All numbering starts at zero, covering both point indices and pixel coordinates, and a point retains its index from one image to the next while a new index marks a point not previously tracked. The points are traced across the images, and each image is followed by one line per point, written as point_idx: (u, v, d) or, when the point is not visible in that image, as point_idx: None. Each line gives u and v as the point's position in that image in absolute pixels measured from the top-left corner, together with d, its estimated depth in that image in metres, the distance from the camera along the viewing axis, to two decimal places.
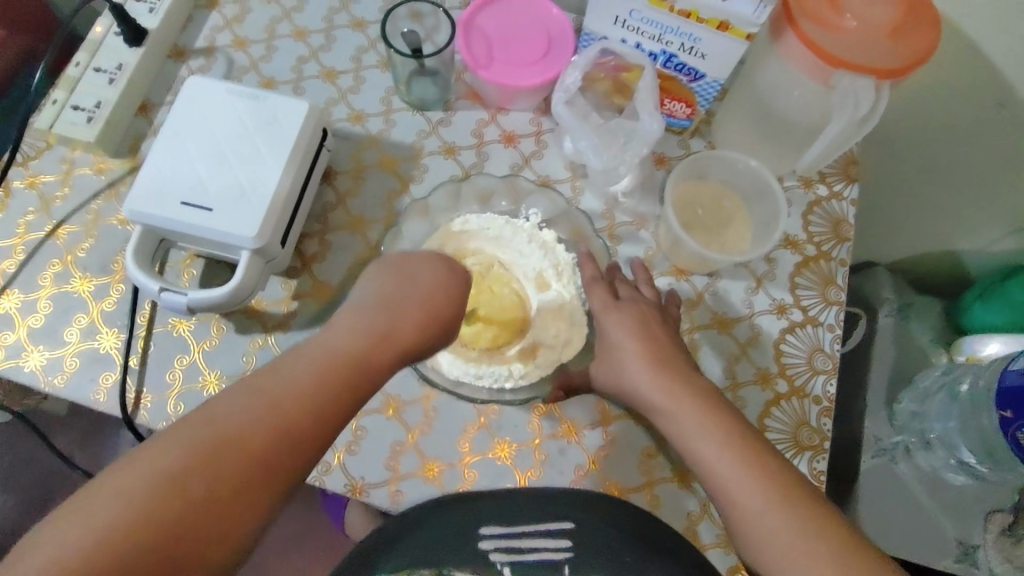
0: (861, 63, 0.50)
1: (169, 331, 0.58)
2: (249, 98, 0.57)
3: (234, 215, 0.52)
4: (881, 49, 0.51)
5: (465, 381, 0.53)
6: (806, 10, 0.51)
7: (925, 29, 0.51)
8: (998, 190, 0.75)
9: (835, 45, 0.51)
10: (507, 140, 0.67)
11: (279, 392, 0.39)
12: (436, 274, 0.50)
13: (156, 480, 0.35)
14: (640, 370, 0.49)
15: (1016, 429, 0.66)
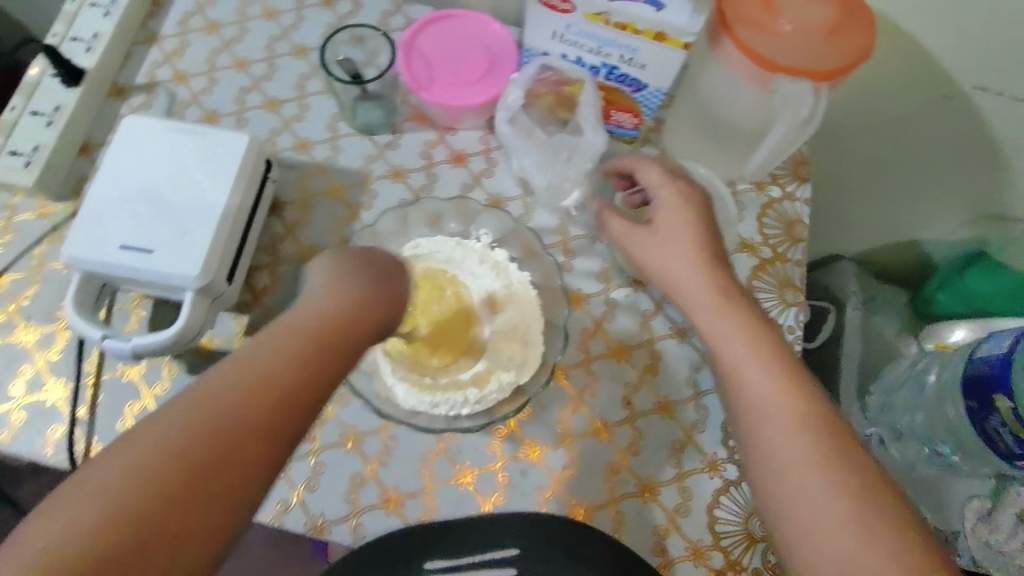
0: (797, 67, 0.50)
1: (118, 377, 0.57)
2: (187, 133, 0.55)
3: (176, 254, 0.51)
4: (817, 50, 0.50)
5: (422, 410, 0.52)
6: (742, 17, 0.51)
7: (862, 28, 0.50)
8: (955, 179, 0.76)
9: (772, 50, 0.50)
10: (456, 160, 0.67)
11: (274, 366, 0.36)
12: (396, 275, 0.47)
13: (149, 459, 0.32)
14: (704, 310, 0.49)
15: (985, 419, 0.65)
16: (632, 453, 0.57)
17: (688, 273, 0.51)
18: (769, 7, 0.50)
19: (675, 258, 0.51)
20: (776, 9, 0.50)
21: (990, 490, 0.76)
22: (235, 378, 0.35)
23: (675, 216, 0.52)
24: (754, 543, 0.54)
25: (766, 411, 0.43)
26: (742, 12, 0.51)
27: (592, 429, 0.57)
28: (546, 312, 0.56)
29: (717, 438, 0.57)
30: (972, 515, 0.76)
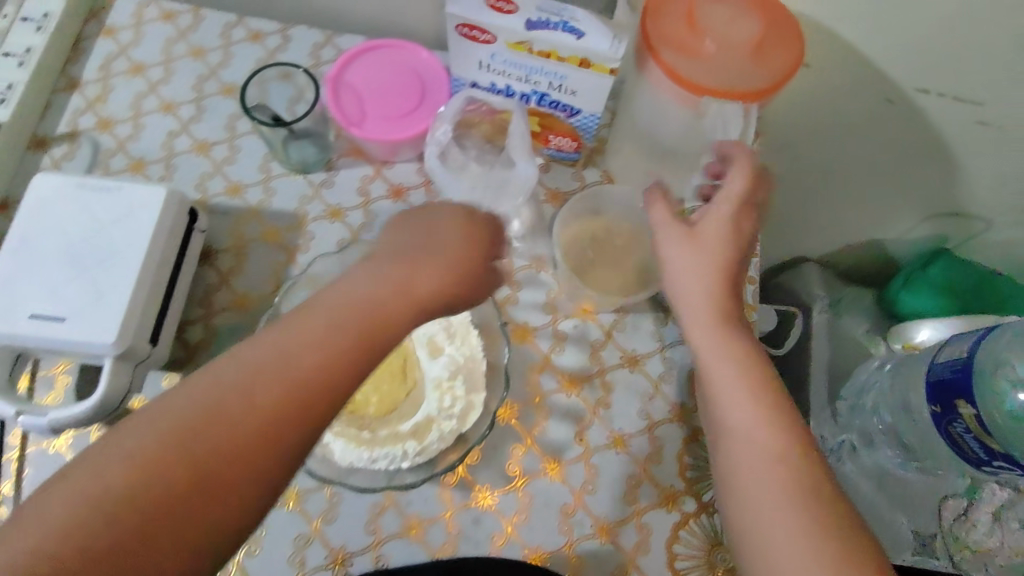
0: (726, 89, 0.48)
1: (44, 449, 0.54)
2: (101, 190, 0.53)
3: (91, 320, 0.49)
4: (744, 68, 0.49)
5: (360, 466, 0.49)
6: (664, 40, 0.49)
7: (785, 41, 0.49)
8: (911, 180, 0.75)
9: (699, 73, 0.49)
10: (395, 194, 0.64)
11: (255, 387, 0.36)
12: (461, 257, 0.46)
13: (208, 406, 0.35)
14: (702, 335, 0.47)
15: (949, 424, 0.60)
16: (588, 492, 0.55)
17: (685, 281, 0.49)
18: (691, 27, 0.49)
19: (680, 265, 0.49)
20: (699, 29, 0.49)
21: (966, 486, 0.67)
22: (274, 357, 0.37)
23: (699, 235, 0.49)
24: None
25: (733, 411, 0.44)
26: (665, 35, 0.49)
27: (545, 469, 0.55)
28: (487, 351, 0.54)
29: (673, 471, 0.56)
30: (949, 516, 0.67)
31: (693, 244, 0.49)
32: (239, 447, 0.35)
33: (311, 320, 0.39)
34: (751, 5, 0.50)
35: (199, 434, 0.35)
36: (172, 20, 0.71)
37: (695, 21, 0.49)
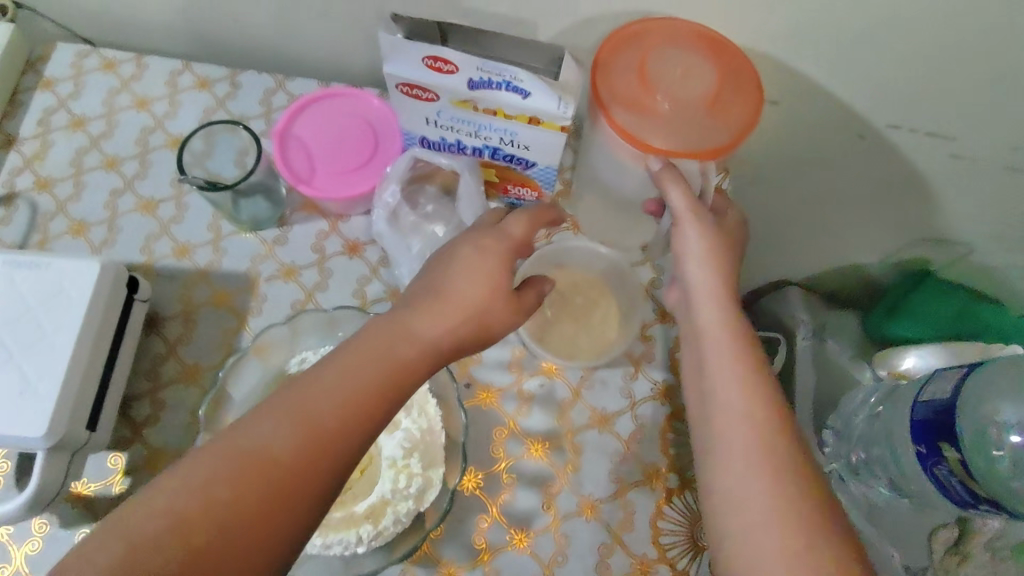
0: (680, 149, 0.46)
1: None
2: (30, 268, 0.51)
3: (20, 410, 0.46)
4: (700, 125, 0.47)
5: (314, 552, 0.47)
6: (615, 97, 0.47)
7: (743, 94, 0.47)
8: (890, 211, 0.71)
9: (651, 131, 0.47)
10: (351, 250, 0.62)
11: (256, 465, 0.35)
12: (484, 291, 0.44)
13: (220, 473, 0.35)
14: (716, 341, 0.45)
15: (933, 466, 0.57)
16: (557, 564, 0.52)
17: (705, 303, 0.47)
18: (643, 83, 0.47)
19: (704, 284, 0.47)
20: (650, 85, 0.47)
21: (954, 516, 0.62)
22: (292, 418, 0.37)
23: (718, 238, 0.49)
24: None
25: (733, 456, 0.41)
26: (616, 91, 0.47)
27: (511, 541, 0.53)
28: (446, 422, 0.51)
29: (646, 537, 0.53)
30: (940, 551, 0.62)
31: (717, 260, 0.48)
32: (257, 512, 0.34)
33: (316, 384, 0.38)
34: (708, 57, 0.47)
35: (199, 514, 0.34)
36: (113, 70, 0.68)
37: (647, 76, 0.47)
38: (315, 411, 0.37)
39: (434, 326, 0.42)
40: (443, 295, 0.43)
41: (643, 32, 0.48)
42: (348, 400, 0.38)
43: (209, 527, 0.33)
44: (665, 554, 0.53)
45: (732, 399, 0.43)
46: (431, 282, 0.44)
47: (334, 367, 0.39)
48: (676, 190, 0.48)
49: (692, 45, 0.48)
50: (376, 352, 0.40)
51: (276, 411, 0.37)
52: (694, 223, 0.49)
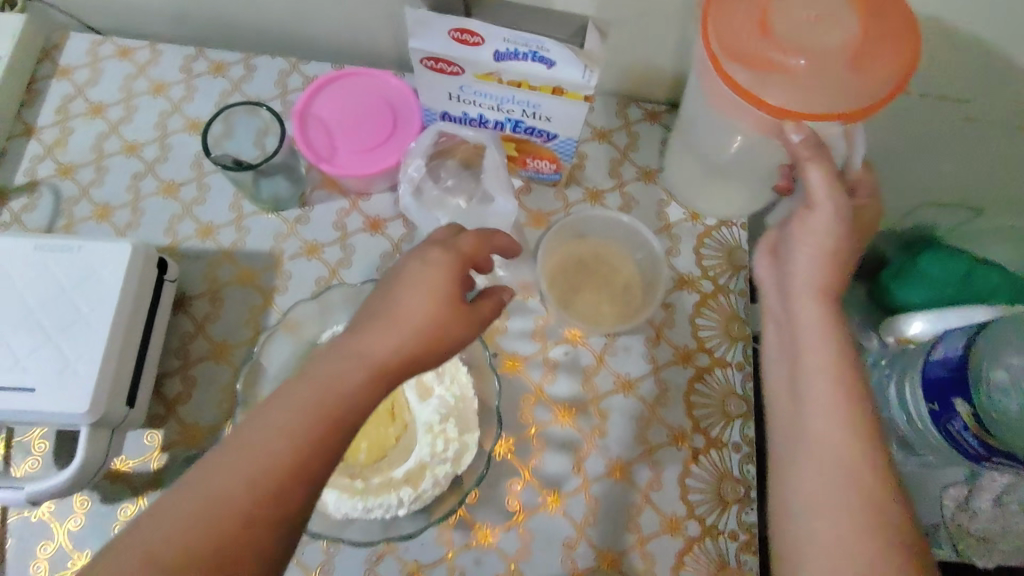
0: (811, 109, 0.43)
1: (26, 518, 0.52)
2: (61, 251, 0.50)
3: (62, 388, 0.47)
4: (839, 77, 0.42)
5: (357, 515, 0.48)
6: (734, 52, 0.43)
7: (893, 44, 0.43)
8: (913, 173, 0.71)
9: (777, 89, 0.43)
10: (373, 227, 0.62)
11: (206, 526, 0.35)
12: (430, 298, 0.43)
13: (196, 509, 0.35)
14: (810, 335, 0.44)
15: (948, 422, 0.60)
16: (589, 524, 0.54)
17: (805, 308, 0.45)
18: (767, 35, 0.43)
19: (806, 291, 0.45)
20: (777, 36, 0.43)
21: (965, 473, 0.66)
22: (262, 449, 0.37)
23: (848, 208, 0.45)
24: None
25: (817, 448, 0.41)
26: (732, 48, 0.44)
27: (543, 503, 0.54)
28: (477, 386, 0.52)
29: (675, 495, 0.55)
30: (950, 508, 0.66)
31: (826, 249, 0.45)
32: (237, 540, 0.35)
33: (262, 431, 0.38)
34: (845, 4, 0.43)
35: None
36: (128, 57, 0.68)
37: (774, 27, 0.43)
38: (263, 460, 0.37)
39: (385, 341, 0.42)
40: (388, 320, 0.42)
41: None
42: (308, 423, 0.38)
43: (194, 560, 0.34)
44: (694, 511, 0.54)
45: (822, 393, 0.42)
46: (374, 313, 0.43)
47: (296, 390, 0.40)
48: (815, 167, 0.45)
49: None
50: (325, 386, 0.40)
51: (227, 462, 0.37)
52: (824, 193, 0.45)
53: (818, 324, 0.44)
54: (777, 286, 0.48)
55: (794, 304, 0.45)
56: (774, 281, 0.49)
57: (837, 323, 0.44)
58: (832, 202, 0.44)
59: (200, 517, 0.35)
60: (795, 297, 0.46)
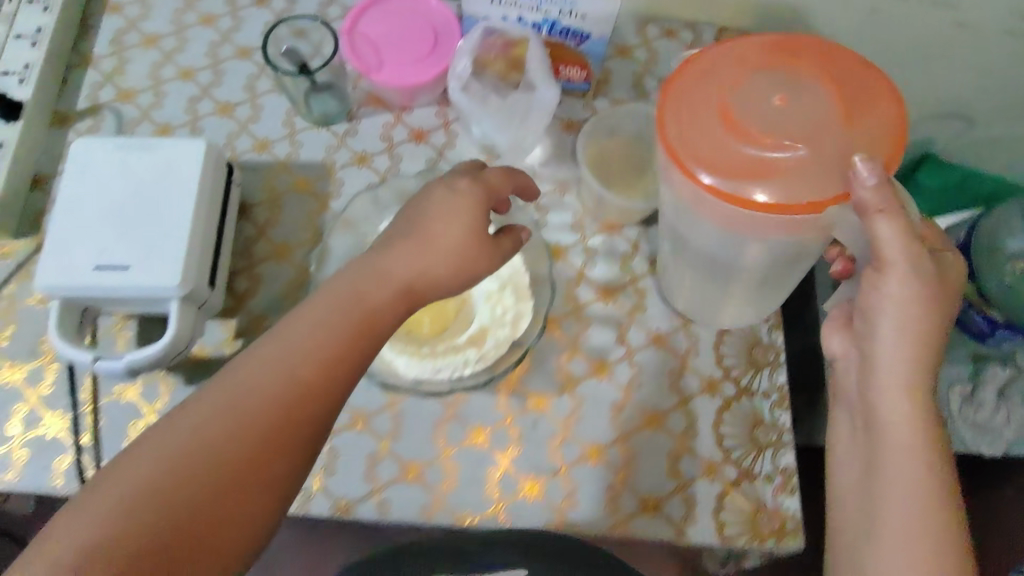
0: (806, 197, 0.40)
1: (116, 400, 0.57)
2: (141, 149, 0.54)
3: (155, 266, 0.51)
4: (827, 157, 0.40)
5: (426, 378, 0.53)
6: (709, 154, 0.41)
7: (869, 109, 0.41)
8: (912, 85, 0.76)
9: (766, 188, 0.40)
10: (417, 137, 0.67)
11: (245, 410, 0.41)
12: (448, 226, 0.48)
13: (223, 415, 0.40)
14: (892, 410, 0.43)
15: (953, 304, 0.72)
16: (634, 388, 0.59)
17: (887, 385, 0.43)
18: (737, 128, 0.40)
19: (894, 361, 0.43)
20: (749, 125, 0.40)
21: (970, 372, 0.74)
22: (290, 363, 0.42)
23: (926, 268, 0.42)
24: (761, 451, 0.57)
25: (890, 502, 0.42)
26: (696, 141, 0.41)
27: (592, 370, 0.59)
28: (529, 265, 0.57)
29: (712, 360, 0.60)
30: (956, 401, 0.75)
31: (921, 327, 0.43)
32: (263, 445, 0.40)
33: (298, 342, 0.43)
34: (809, 83, 0.41)
35: (214, 450, 0.39)
36: None
37: (739, 116, 0.40)
38: (293, 364, 0.42)
39: (410, 265, 0.47)
40: (411, 244, 0.47)
41: (732, 77, 0.42)
42: (327, 349, 0.43)
43: (227, 453, 0.39)
44: (729, 374, 0.59)
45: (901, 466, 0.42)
46: (386, 253, 0.47)
47: (320, 305, 0.45)
48: (889, 223, 0.40)
49: (789, 73, 0.42)
50: (350, 301, 0.45)
51: (265, 368, 0.42)
52: (897, 249, 0.41)
53: (905, 414, 0.43)
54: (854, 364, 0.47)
55: (874, 388, 0.44)
56: (850, 358, 0.48)
57: (928, 413, 0.43)
58: (907, 264, 0.41)
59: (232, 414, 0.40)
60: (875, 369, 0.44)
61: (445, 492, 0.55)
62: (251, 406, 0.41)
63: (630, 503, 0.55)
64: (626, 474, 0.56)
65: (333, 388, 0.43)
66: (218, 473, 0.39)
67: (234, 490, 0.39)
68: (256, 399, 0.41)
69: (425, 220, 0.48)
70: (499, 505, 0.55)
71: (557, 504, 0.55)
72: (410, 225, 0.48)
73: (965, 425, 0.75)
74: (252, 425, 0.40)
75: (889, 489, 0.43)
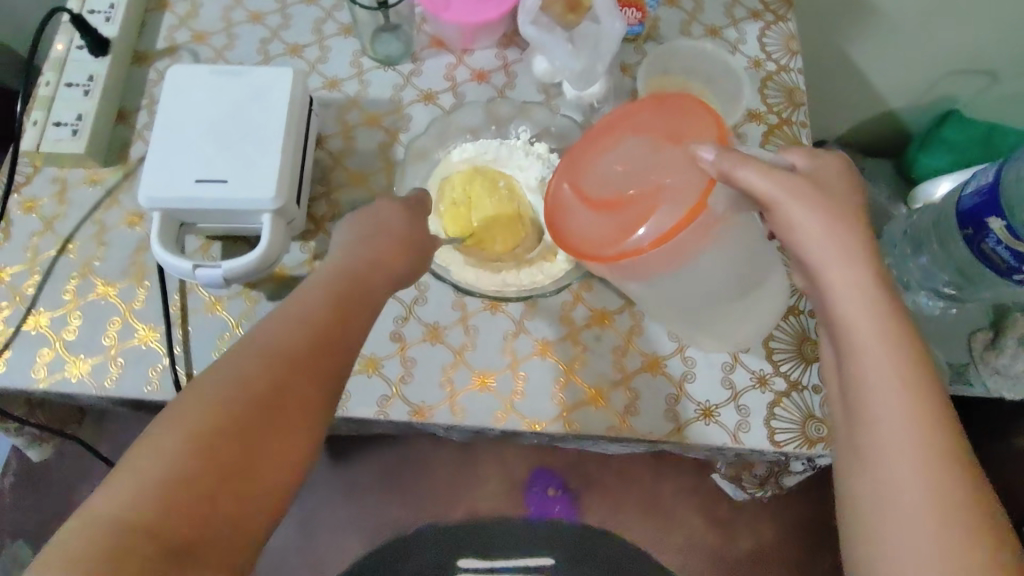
0: (692, 200, 0.45)
1: (206, 314, 0.61)
2: (234, 76, 0.59)
3: (251, 180, 0.55)
4: (677, 172, 0.47)
5: (496, 288, 0.59)
6: (613, 234, 0.47)
7: (668, 120, 0.50)
8: (946, 41, 0.78)
9: (663, 217, 0.45)
10: (478, 77, 0.70)
11: (273, 353, 0.42)
12: (405, 217, 0.55)
13: (253, 365, 0.41)
14: (862, 330, 0.44)
15: (981, 242, 0.68)
16: None
17: (871, 347, 0.43)
18: (609, 205, 0.48)
19: (867, 318, 0.44)
20: (612, 197, 0.48)
21: (989, 320, 0.78)
22: (308, 316, 0.45)
23: (833, 211, 0.47)
24: (809, 364, 0.60)
25: (889, 416, 0.41)
26: (586, 230, 0.48)
27: None
28: None
29: None
30: (978, 347, 0.77)
31: (857, 255, 0.46)
32: (290, 387, 0.41)
33: (304, 310, 0.45)
34: (627, 146, 0.51)
35: (250, 388, 0.40)
36: None
37: (597, 196, 0.49)
38: (307, 315, 0.45)
39: (394, 253, 0.52)
40: (381, 234, 0.53)
41: (576, 184, 0.51)
42: (338, 304, 0.46)
43: (264, 391, 0.40)
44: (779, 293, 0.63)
45: (889, 383, 0.42)
46: (363, 245, 0.52)
47: (323, 276, 0.49)
48: (797, 205, 0.47)
49: (602, 146, 0.52)
50: (356, 274, 0.49)
51: (274, 332, 0.43)
52: (806, 204, 0.47)
53: (875, 328, 0.43)
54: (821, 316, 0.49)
55: (842, 320, 0.45)
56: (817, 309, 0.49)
57: (893, 322, 0.43)
58: (782, 188, 0.47)
59: (263, 360, 0.42)
60: (847, 332, 0.45)
61: (515, 399, 0.59)
62: (263, 365, 0.41)
63: (687, 411, 0.59)
64: (685, 385, 0.60)
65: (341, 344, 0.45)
66: (257, 413, 0.40)
67: (262, 440, 0.39)
68: (272, 356, 0.42)
69: (391, 219, 0.55)
70: (564, 411, 0.59)
71: (620, 411, 0.59)
72: (371, 227, 0.54)
73: (984, 371, 0.76)
74: (274, 369, 0.41)
75: (876, 432, 0.41)
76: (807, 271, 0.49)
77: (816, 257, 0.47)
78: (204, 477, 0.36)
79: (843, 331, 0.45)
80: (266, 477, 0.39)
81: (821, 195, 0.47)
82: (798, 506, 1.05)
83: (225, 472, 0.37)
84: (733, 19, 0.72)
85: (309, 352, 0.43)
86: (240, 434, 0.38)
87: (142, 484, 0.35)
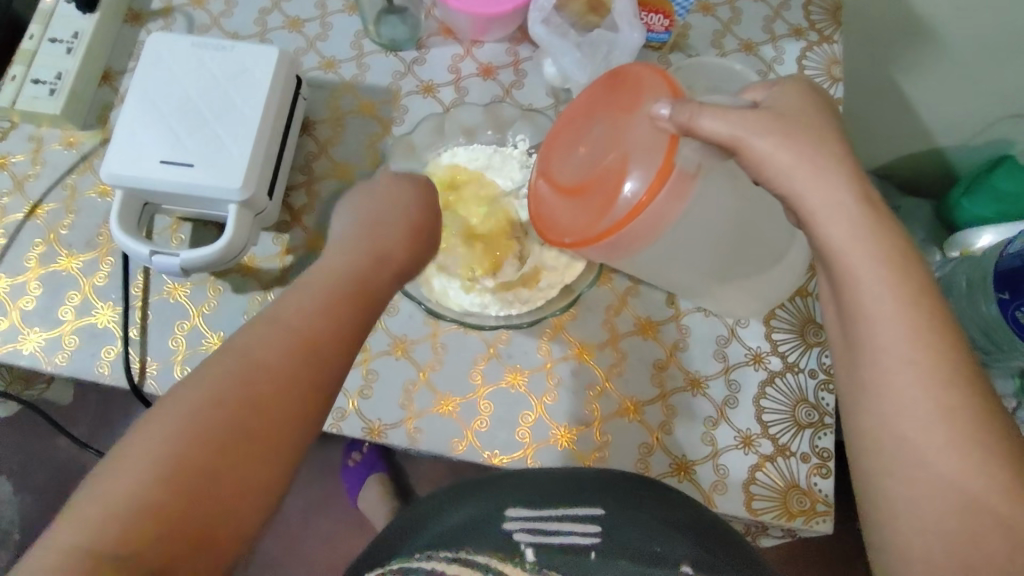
0: (659, 166, 0.42)
1: (167, 299, 0.58)
2: (215, 49, 0.54)
3: (220, 167, 0.51)
4: (639, 138, 0.44)
5: (473, 313, 0.55)
6: (592, 218, 0.45)
7: (615, 94, 0.47)
8: (1013, 81, 0.69)
9: (636, 187, 0.43)
10: (485, 73, 0.64)
11: (251, 372, 0.37)
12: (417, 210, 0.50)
13: (222, 384, 0.37)
14: (888, 340, 0.37)
15: (1016, 309, 0.61)
16: (679, 351, 0.58)
17: (906, 379, 0.36)
18: (580, 190, 0.46)
19: (886, 317, 0.37)
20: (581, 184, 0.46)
21: (1015, 389, 0.70)
22: (296, 324, 0.40)
23: (806, 141, 0.40)
24: (801, 429, 0.55)
25: (923, 457, 0.35)
26: (565, 226, 0.46)
27: (638, 328, 0.58)
28: None
29: (760, 331, 0.58)
30: None
31: (881, 238, 0.38)
32: (266, 408, 0.37)
33: (282, 317, 0.40)
34: (605, 126, 0.47)
35: (221, 408, 0.36)
36: None
37: (570, 187, 0.47)
38: (290, 326, 0.40)
39: (397, 250, 0.48)
40: (384, 230, 0.48)
41: (547, 182, 0.49)
42: (327, 313, 0.41)
43: (234, 416, 0.36)
44: (778, 346, 0.58)
45: (917, 412, 0.36)
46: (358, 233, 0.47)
47: (316, 278, 0.44)
48: (762, 139, 0.40)
49: (573, 133, 0.49)
50: (350, 279, 0.44)
51: (247, 345, 0.39)
52: (788, 156, 0.40)
53: (907, 340, 0.36)
54: (841, 333, 0.40)
55: (863, 324, 0.37)
56: (838, 324, 0.41)
57: (929, 338, 0.36)
58: (749, 129, 0.41)
59: (234, 377, 0.37)
60: (862, 334, 0.38)
61: (477, 428, 0.55)
62: (229, 386, 0.37)
63: (661, 463, 0.54)
64: (663, 433, 0.55)
65: (323, 351, 0.40)
66: (227, 438, 0.35)
67: (233, 466, 0.35)
68: (244, 368, 0.37)
69: (397, 212, 0.50)
70: (529, 448, 0.55)
71: (589, 453, 0.55)
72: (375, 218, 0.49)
73: None
74: (248, 390, 0.37)
75: (897, 471, 0.36)
76: (822, 264, 0.40)
77: (831, 243, 0.39)
78: (167, 507, 0.33)
79: (863, 342, 0.38)
80: (236, 505, 0.35)
81: (801, 136, 0.40)
82: (807, 565, 0.95)
83: (192, 502, 0.33)
84: (772, 36, 0.65)
85: (289, 369, 0.38)
86: (205, 469, 0.34)
87: (100, 514, 0.32)
